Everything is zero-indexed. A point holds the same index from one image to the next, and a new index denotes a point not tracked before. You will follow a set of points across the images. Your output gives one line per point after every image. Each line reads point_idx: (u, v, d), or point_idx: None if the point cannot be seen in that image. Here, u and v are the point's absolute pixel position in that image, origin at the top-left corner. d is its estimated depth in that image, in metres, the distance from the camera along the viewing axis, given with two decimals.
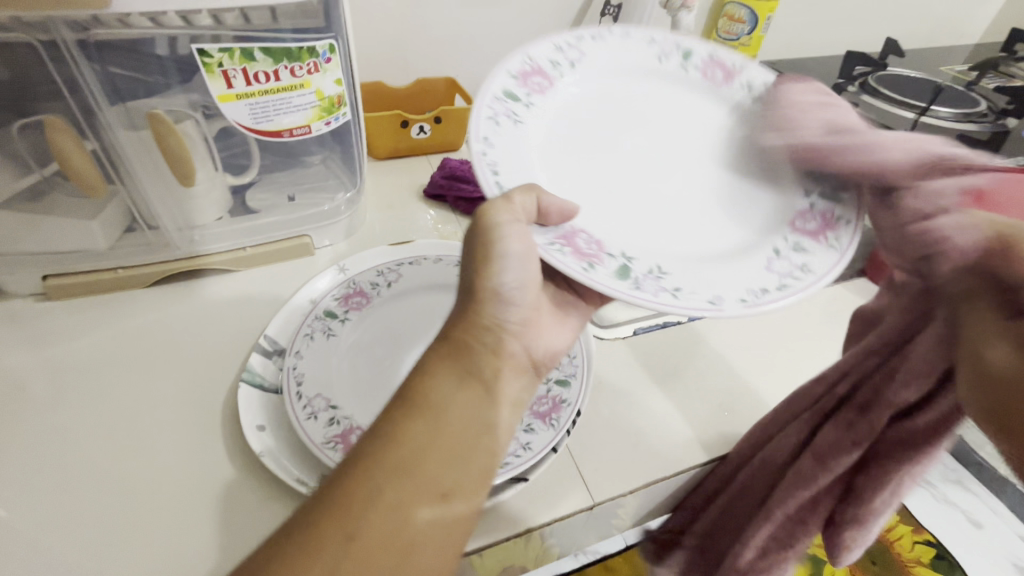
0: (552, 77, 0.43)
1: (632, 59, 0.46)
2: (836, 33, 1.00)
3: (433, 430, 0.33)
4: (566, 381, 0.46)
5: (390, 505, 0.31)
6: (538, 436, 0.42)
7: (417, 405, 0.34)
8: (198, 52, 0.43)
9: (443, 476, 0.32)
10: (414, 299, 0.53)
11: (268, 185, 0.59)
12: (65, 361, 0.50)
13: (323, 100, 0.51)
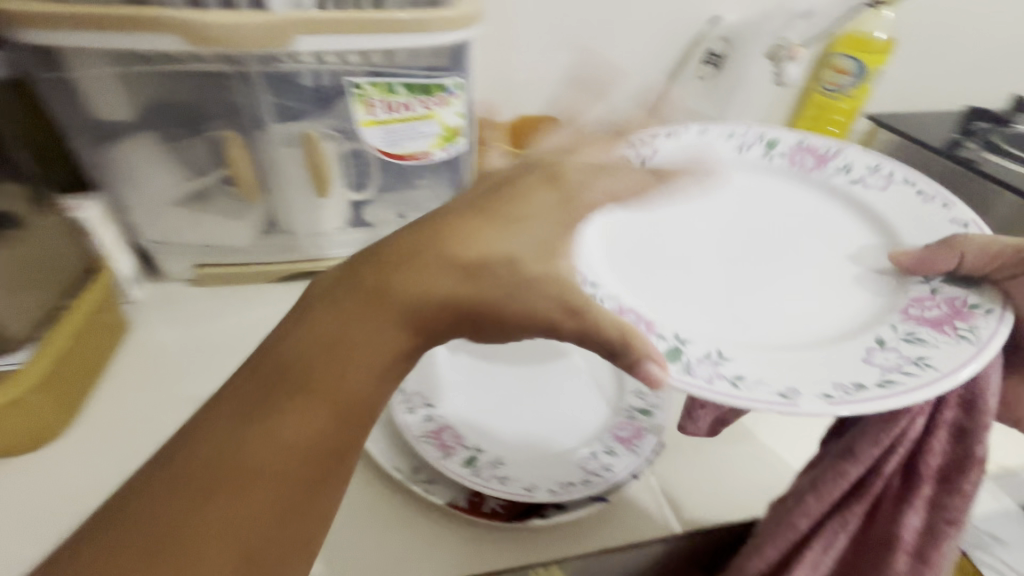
0: (630, 158, 0.45)
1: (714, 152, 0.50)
2: (953, 88, 0.96)
3: (315, 398, 0.25)
4: (650, 412, 0.46)
5: (269, 423, 0.25)
6: (620, 459, 0.43)
7: (281, 357, 0.26)
8: (351, 84, 0.50)
9: (341, 383, 0.25)
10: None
11: (381, 203, 0.64)
12: (205, 338, 0.57)
13: (444, 130, 0.56)
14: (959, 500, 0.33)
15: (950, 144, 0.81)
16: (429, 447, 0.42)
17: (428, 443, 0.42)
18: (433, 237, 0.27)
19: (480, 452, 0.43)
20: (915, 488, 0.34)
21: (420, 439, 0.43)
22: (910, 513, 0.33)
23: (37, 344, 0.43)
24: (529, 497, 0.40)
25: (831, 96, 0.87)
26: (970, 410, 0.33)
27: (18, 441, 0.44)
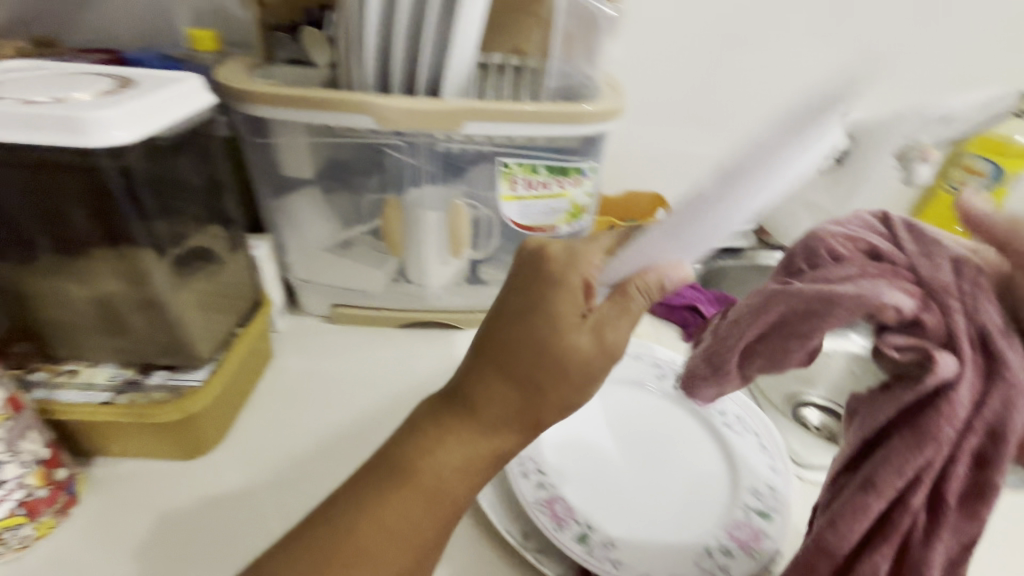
0: None
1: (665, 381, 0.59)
2: None
3: (408, 509, 0.36)
4: (768, 515, 0.45)
5: (386, 508, 0.37)
6: (737, 561, 0.42)
7: (384, 466, 0.38)
8: (502, 164, 0.56)
9: (421, 502, 0.37)
10: (613, 392, 0.57)
11: (499, 264, 0.69)
12: (334, 374, 0.62)
13: (573, 208, 0.60)
14: (975, 524, 0.31)
15: None
16: (543, 516, 0.43)
17: (543, 512, 0.43)
18: (494, 385, 0.37)
19: (591, 530, 0.43)
20: (941, 520, 0.30)
21: (535, 507, 0.44)
22: (938, 548, 0.31)
23: (214, 362, 0.50)
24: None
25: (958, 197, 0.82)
26: (994, 436, 0.29)
27: (179, 448, 0.50)
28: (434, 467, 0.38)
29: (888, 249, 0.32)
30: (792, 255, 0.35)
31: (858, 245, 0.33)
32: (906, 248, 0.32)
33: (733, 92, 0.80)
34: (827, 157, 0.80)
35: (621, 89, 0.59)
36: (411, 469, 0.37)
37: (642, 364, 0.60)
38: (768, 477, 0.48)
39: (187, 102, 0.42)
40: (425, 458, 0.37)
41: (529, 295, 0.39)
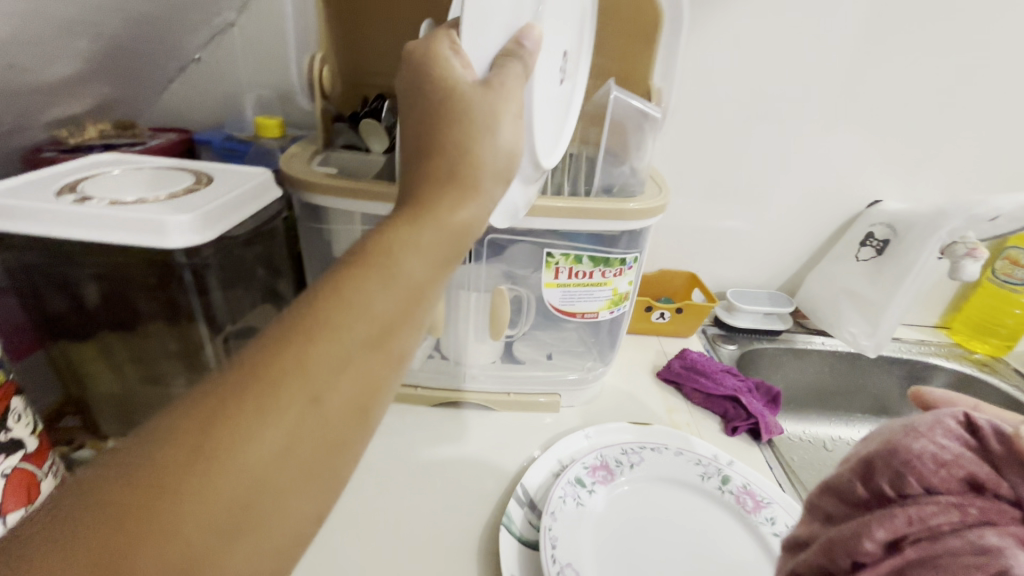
0: (614, 472, 0.55)
1: (680, 474, 0.56)
2: None
3: (311, 399, 0.24)
4: None
5: (264, 413, 0.23)
6: None
7: (261, 365, 0.24)
8: (547, 254, 0.57)
9: (318, 387, 0.24)
10: (656, 491, 0.55)
11: (535, 342, 0.69)
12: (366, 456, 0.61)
13: (615, 295, 0.60)
14: None
15: None
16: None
17: None
18: (429, 181, 0.29)
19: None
20: None
21: None
22: None
23: None
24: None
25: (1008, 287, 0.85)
26: None
27: None
28: (364, 278, 0.26)
29: (989, 475, 0.26)
30: (872, 458, 0.30)
31: (953, 473, 0.27)
32: (1009, 474, 0.26)
33: (768, 177, 0.83)
34: (865, 244, 0.82)
35: (664, 184, 0.61)
36: (341, 295, 0.25)
37: (686, 461, 0.57)
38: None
39: (259, 198, 0.44)
40: (349, 285, 0.25)
41: (417, 104, 0.31)
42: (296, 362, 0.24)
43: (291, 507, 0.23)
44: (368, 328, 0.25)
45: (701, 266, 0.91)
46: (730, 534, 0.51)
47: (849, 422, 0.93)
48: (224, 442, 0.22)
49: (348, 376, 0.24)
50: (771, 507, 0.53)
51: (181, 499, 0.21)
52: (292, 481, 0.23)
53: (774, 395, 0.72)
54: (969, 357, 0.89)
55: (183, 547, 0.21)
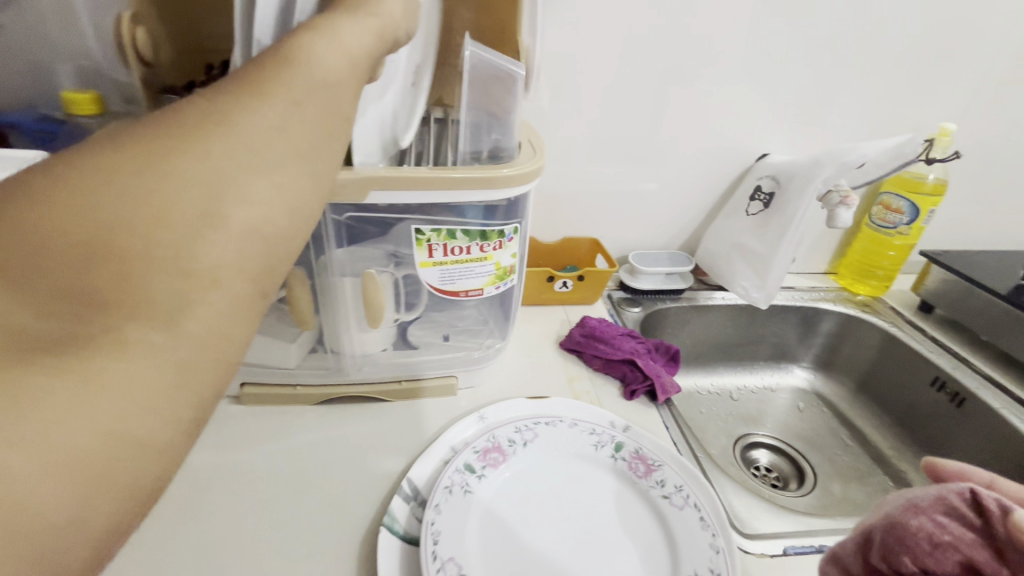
0: (507, 452, 0.53)
1: (575, 447, 0.55)
2: (987, 233, 0.99)
3: (318, 80, 0.27)
4: None
5: (276, 87, 0.25)
6: None
7: (265, 60, 0.27)
8: (416, 231, 0.52)
9: (320, 79, 0.27)
10: (548, 466, 0.53)
11: (428, 324, 0.64)
12: (238, 466, 0.55)
13: (498, 270, 0.57)
14: None
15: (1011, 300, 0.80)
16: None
17: None
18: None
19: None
20: None
21: None
22: None
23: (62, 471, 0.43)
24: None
25: (884, 232, 0.90)
26: None
27: None
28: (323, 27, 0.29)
29: (985, 561, 0.31)
30: (879, 536, 0.36)
31: (948, 556, 0.32)
32: (1007, 558, 0.31)
33: (659, 135, 0.82)
34: (754, 199, 0.83)
35: (540, 148, 0.57)
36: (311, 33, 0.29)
37: (581, 432, 0.56)
38: (711, 559, 0.45)
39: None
40: (312, 26, 0.29)
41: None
42: (277, 63, 0.26)
43: (290, 169, 0.25)
44: (338, 51, 0.28)
45: (603, 230, 0.90)
46: (622, 501, 0.51)
47: (751, 370, 0.97)
48: (226, 107, 0.24)
49: (323, 75, 0.27)
50: (661, 469, 0.53)
51: (198, 139, 0.23)
52: (289, 141, 0.25)
53: (672, 354, 0.72)
54: (853, 299, 0.95)
55: (201, 176, 0.22)
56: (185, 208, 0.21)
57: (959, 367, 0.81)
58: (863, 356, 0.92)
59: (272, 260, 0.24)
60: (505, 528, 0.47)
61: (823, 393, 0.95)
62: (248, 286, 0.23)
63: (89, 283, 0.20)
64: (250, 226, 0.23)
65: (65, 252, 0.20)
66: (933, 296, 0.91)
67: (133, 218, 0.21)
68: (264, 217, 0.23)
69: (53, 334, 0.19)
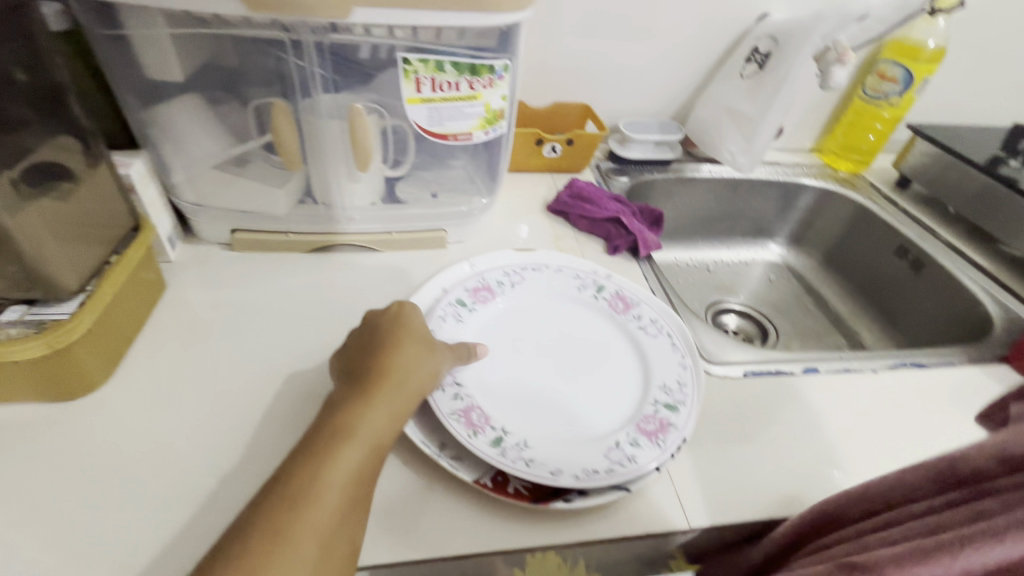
0: (495, 292, 0.56)
1: (559, 291, 0.58)
2: (981, 109, 0.98)
3: (357, 458, 0.36)
4: (675, 407, 0.47)
5: (327, 488, 0.34)
6: (643, 451, 0.44)
7: (310, 461, 0.35)
8: (402, 60, 0.50)
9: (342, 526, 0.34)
10: (534, 304, 0.57)
11: (416, 180, 0.65)
12: (237, 304, 0.58)
13: (488, 113, 0.56)
14: None
15: (991, 161, 0.83)
16: (459, 425, 0.43)
17: (457, 420, 0.43)
18: (383, 367, 0.42)
19: (507, 434, 0.44)
20: None
21: (450, 417, 0.43)
22: None
23: (85, 294, 0.45)
24: (555, 481, 0.40)
25: (873, 103, 0.90)
26: None
27: (58, 390, 0.46)
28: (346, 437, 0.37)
29: None
30: None
31: None
32: None
33: None
34: (750, 60, 0.81)
35: None
36: (341, 439, 0.36)
37: (566, 276, 0.60)
38: (679, 373, 0.50)
39: None
40: (346, 411, 0.38)
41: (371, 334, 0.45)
42: (319, 500, 0.34)
43: (359, 517, 0.35)
44: (377, 420, 0.38)
45: (594, 95, 0.87)
46: (600, 330, 0.56)
47: (730, 245, 1.00)
48: (304, 498, 0.33)
49: (366, 454, 0.37)
50: (639, 306, 0.57)
51: (301, 517, 0.32)
52: (339, 519, 0.34)
53: (656, 218, 0.74)
54: (836, 175, 0.96)
55: (315, 556, 0.32)
56: None
57: (925, 236, 0.84)
58: (836, 229, 0.96)
59: None
60: (497, 353, 0.52)
61: (795, 266, 1.00)
62: None
63: None
64: (345, 555, 0.34)
65: None
66: (914, 171, 0.92)
67: None
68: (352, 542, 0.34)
69: None
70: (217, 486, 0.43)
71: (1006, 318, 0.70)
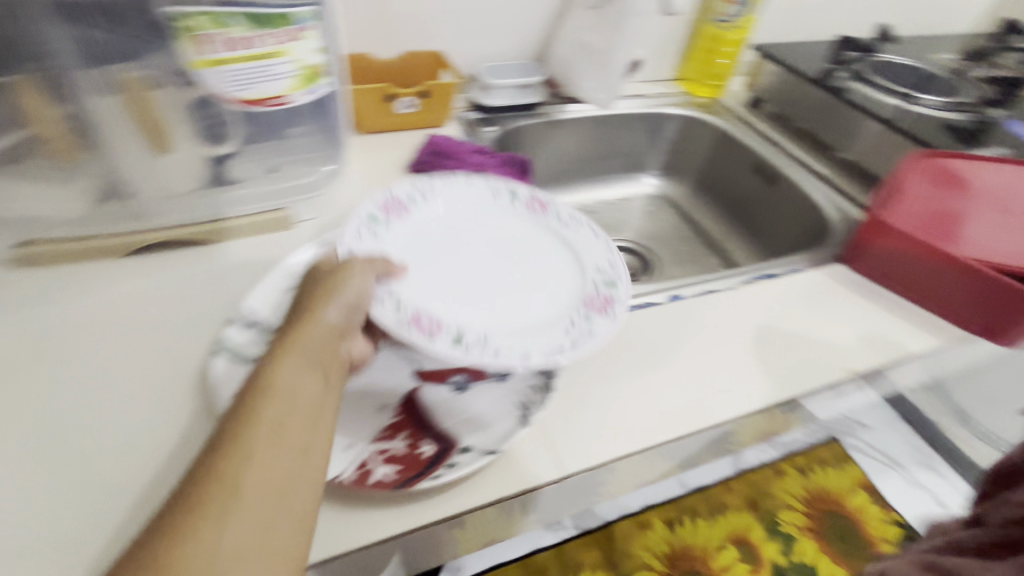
0: (410, 206, 0.55)
1: (473, 200, 0.58)
2: (816, 24, 1.04)
3: (282, 422, 0.31)
4: (613, 283, 0.51)
5: (243, 462, 0.29)
6: (599, 322, 0.47)
7: (225, 437, 0.30)
8: (176, 15, 0.43)
9: (270, 501, 0.28)
10: (452, 210, 0.57)
11: (249, 155, 0.58)
12: (36, 327, 0.49)
13: (303, 70, 0.49)
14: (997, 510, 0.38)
15: (823, 74, 0.90)
16: (413, 332, 0.42)
17: (410, 329, 0.43)
18: (309, 322, 0.38)
19: (464, 333, 0.45)
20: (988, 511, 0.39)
21: (400, 327, 0.42)
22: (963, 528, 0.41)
23: None
24: (527, 364, 0.42)
25: (719, 27, 0.93)
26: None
27: None
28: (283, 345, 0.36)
29: None
30: None
31: None
32: None
33: None
34: None
35: None
36: (282, 351, 0.35)
37: (477, 184, 0.59)
38: (607, 256, 0.54)
39: None
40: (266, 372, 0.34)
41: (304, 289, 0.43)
42: (265, 407, 0.31)
43: (315, 420, 0.33)
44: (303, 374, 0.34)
45: (446, 39, 0.81)
46: (526, 228, 0.58)
47: (609, 183, 1.01)
48: (206, 482, 0.28)
49: (292, 414, 0.32)
50: (553, 204, 0.59)
51: (210, 506, 0.27)
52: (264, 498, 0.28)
53: (522, 165, 0.71)
54: (695, 102, 0.99)
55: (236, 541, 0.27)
56: None
57: (775, 152, 0.89)
58: (700, 154, 0.99)
59: None
60: (431, 262, 0.52)
61: (671, 196, 1.03)
62: None
63: None
64: (295, 507, 0.29)
65: None
66: (763, 91, 0.97)
67: None
68: (310, 446, 0.31)
69: None
70: (20, 545, 0.36)
71: (843, 219, 0.77)
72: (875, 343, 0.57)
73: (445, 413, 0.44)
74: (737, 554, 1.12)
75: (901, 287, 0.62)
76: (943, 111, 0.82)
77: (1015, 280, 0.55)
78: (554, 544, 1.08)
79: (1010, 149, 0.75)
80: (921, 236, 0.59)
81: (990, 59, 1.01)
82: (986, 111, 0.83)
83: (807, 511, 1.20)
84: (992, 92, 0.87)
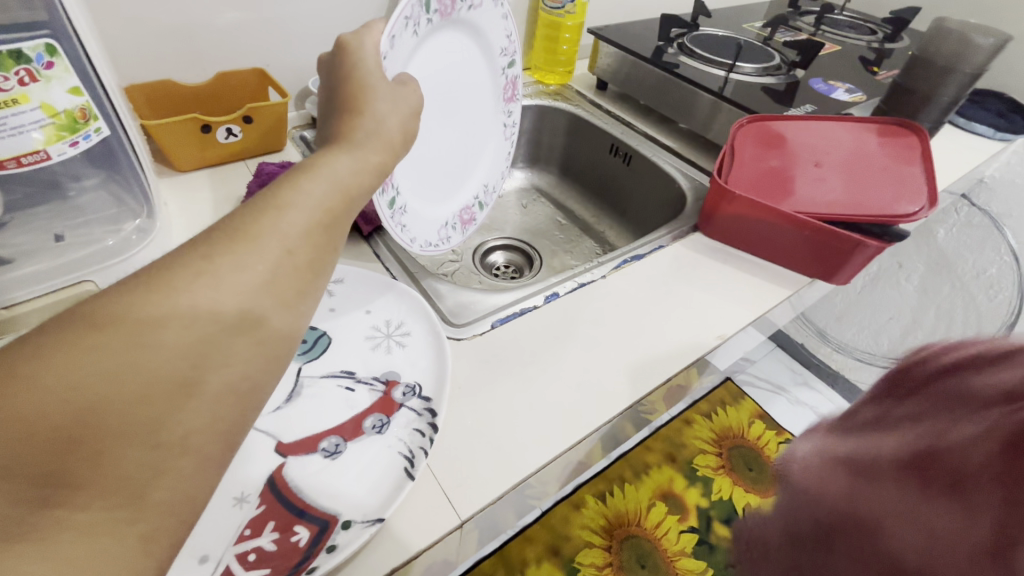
0: (455, 6, 0.57)
1: (492, 36, 0.65)
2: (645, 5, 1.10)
3: (276, 239, 0.28)
4: (483, 206, 0.71)
5: (225, 267, 0.26)
6: (453, 237, 0.65)
7: (221, 233, 0.28)
8: None
9: (249, 314, 0.26)
10: (468, 30, 0.61)
11: (25, 226, 0.48)
12: None
13: (56, 116, 0.41)
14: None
15: (656, 51, 0.94)
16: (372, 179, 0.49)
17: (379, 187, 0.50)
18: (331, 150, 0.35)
19: (394, 198, 0.54)
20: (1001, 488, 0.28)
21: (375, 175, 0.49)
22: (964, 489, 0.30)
23: None
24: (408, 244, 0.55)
25: (554, 13, 0.93)
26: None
27: None
28: (234, 239, 0.27)
29: None
30: None
31: None
32: None
33: None
34: None
35: None
36: (299, 171, 0.32)
37: (503, 24, 0.65)
38: (495, 179, 0.73)
39: None
40: (281, 182, 0.31)
41: (338, 98, 0.39)
42: (264, 216, 0.29)
43: (316, 252, 0.30)
44: (317, 196, 0.31)
45: (267, 53, 0.72)
46: (483, 112, 0.69)
47: None
48: (185, 271, 0.26)
49: (297, 235, 0.29)
50: (516, 103, 0.73)
51: (184, 294, 0.25)
52: (240, 319, 0.26)
53: None
54: (548, 90, 0.99)
55: (200, 342, 0.25)
56: (126, 458, 0.22)
57: (626, 131, 0.93)
58: (558, 141, 1.01)
59: (241, 419, 0.26)
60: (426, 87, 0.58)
61: (541, 185, 1.04)
62: (214, 447, 0.25)
63: (74, 462, 0.21)
64: (274, 342, 0.27)
65: (53, 437, 0.21)
66: (606, 73, 1.00)
67: (111, 399, 0.22)
68: (306, 288, 0.29)
69: (32, 490, 0.21)
70: None
71: (694, 188, 0.82)
72: (735, 303, 0.62)
73: (318, 487, 0.39)
74: (666, 508, 1.16)
75: (750, 247, 0.68)
76: (760, 77, 0.90)
77: (838, 227, 0.62)
78: (496, 549, 1.05)
79: (814, 106, 0.84)
80: (759, 198, 0.64)
81: (791, 25, 1.14)
82: (793, 73, 0.93)
83: (717, 450, 1.27)
84: (796, 56, 0.98)
